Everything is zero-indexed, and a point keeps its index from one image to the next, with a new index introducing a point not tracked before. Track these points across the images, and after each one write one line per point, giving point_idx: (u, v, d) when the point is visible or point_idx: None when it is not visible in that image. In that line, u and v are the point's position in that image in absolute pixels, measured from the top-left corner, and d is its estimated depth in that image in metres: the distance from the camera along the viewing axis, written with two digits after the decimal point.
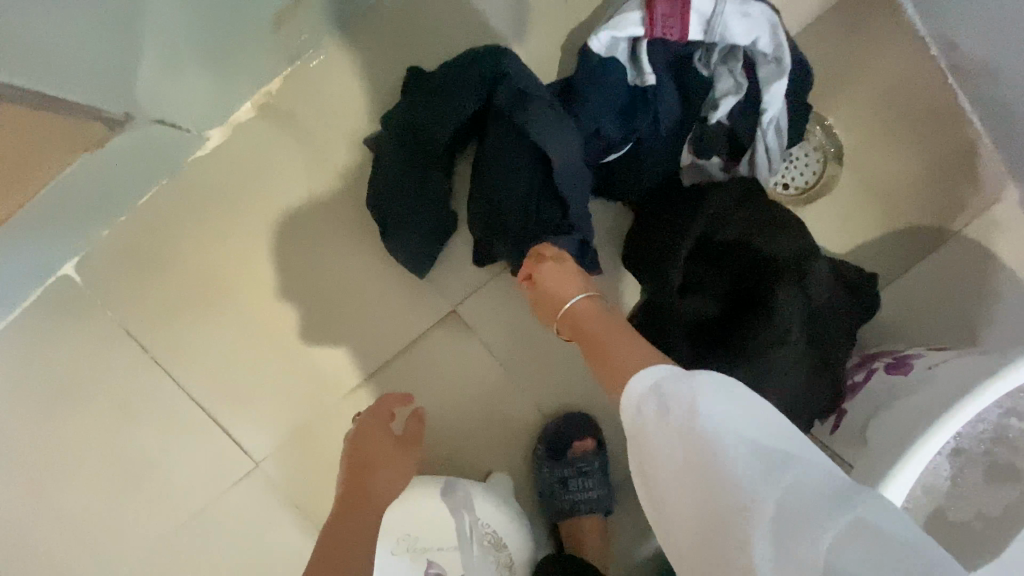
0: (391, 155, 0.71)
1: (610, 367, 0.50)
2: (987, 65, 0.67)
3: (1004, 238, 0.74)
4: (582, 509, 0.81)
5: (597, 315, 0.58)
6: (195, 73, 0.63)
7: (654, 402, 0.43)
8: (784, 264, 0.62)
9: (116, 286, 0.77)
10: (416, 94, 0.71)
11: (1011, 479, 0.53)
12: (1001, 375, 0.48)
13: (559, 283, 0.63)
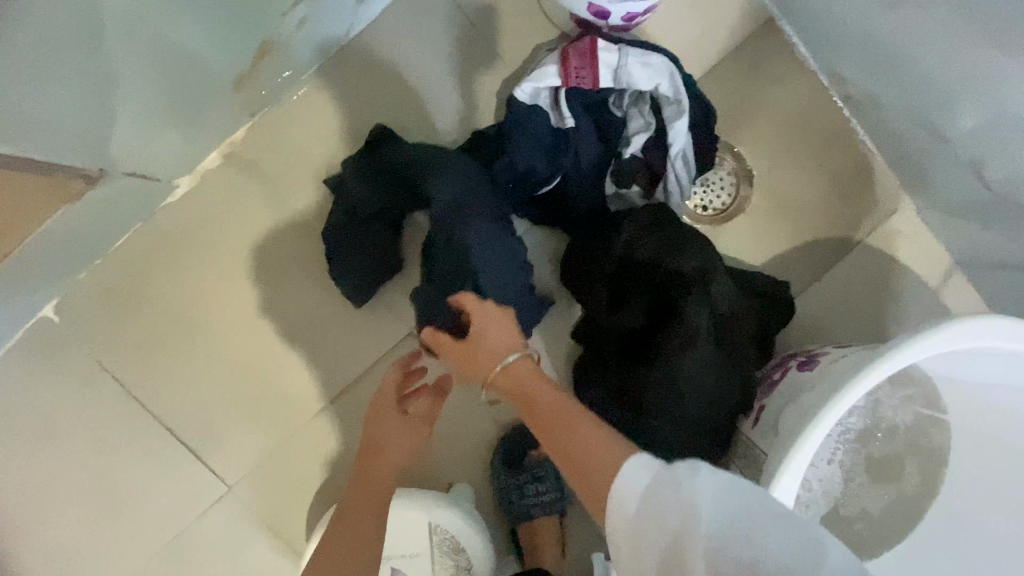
0: (340, 203, 0.78)
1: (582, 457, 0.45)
2: (871, 93, 0.83)
3: (902, 242, 0.93)
4: (537, 513, 0.87)
5: (537, 376, 0.54)
6: (164, 130, 0.71)
7: (662, 487, 0.40)
8: (689, 278, 0.71)
9: (95, 323, 0.84)
10: (360, 159, 0.78)
11: (888, 482, 0.72)
12: (877, 366, 0.57)
13: (499, 336, 0.59)
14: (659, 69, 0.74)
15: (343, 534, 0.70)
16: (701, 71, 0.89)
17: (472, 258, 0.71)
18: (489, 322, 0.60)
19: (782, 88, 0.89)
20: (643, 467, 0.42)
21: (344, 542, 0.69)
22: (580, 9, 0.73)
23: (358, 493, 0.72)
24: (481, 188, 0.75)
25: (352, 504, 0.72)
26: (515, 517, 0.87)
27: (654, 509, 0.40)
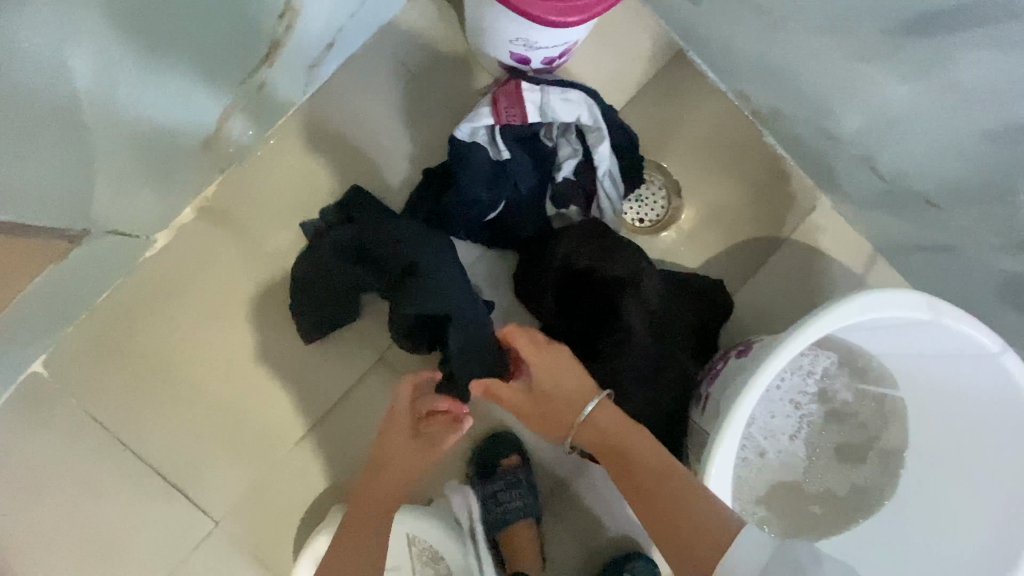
0: (311, 247, 0.88)
1: (683, 522, 0.62)
2: (774, 106, 0.94)
3: (824, 237, 1.02)
4: (512, 518, 0.92)
5: (621, 427, 0.74)
6: (141, 191, 0.79)
7: (779, 564, 0.54)
8: (622, 282, 0.81)
9: (81, 375, 0.90)
10: (331, 216, 0.90)
11: (848, 463, 0.90)
12: (778, 354, 0.67)
13: (581, 394, 0.76)
14: (578, 102, 0.84)
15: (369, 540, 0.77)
16: (623, 99, 0.99)
17: (466, 298, 0.80)
18: (567, 383, 0.77)
19: (698, 109, 1.00)
20: (755, 542, 0.57)
21: (362, 548, 0.76)
22: (504, 56, 0.84)
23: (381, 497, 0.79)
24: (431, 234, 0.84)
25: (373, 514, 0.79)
26: (494, 527, 0.92)
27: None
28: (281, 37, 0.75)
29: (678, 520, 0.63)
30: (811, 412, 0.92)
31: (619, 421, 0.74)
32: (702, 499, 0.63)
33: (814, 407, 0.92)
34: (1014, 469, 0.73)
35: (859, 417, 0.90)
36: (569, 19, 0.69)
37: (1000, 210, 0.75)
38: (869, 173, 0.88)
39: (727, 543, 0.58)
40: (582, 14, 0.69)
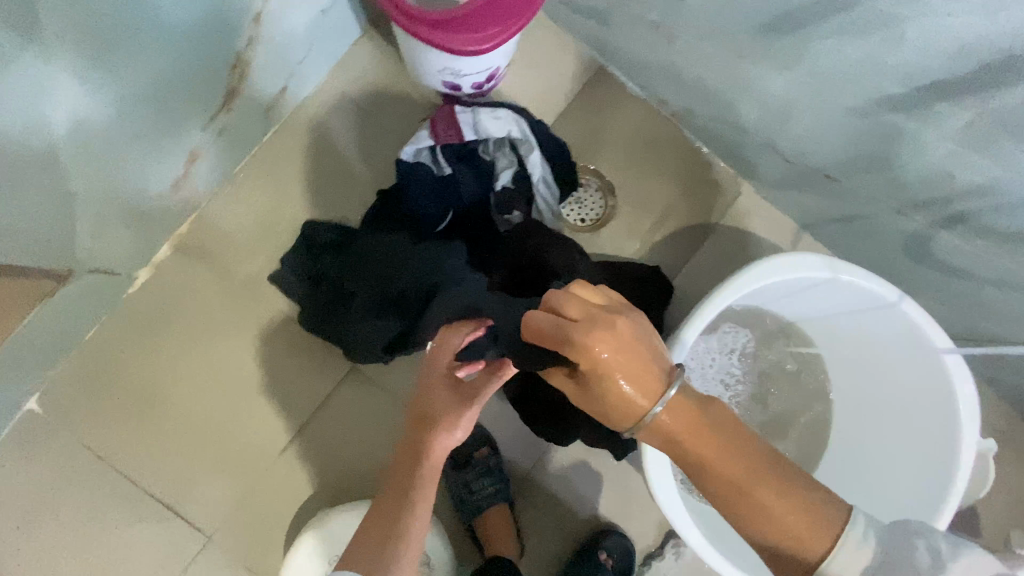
0: (293, 274, 0.99)
1: (776, 533, 0.48)
2: (687, 106, 1.04)
3: (750, 219, 1.11)
4: (486, 505, 0.99)
5: (699, 426, 0.49)
6: (119, 232, 0.88)
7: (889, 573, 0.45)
8: (556, 270, 0.90)
9: (73, 408, 0.97)
10: (300, 252, 0.99)
11: (776, 433, 1.00)
12: (687, 328, 0.76)
13: (642, 385, 0.49)
14: (508, 119, 0.95)
15: (397, 518, 0.69)
16: (553, 114, 1.10)
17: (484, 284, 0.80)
18: (627, 369, 0.49)
19: (622, 116, 1.11)
20: (862, 544, 0.47)
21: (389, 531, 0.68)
22: (437, 85, 0.94)
23: (408, 465, 0.71)
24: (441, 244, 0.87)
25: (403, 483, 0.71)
26: (472, 515, 1.00)
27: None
28: (235, 85, 0.85)
29: (768, 532, 0.49)
30: (738, 389, 1.01)
31: (691, 418, 0.50)
32: (795, 487, 0.49)
33: (742, 384, 1.01)
34: (919, 421, 0.84)
35: (784, 388, 1.01)
36: (466, 48, 0.76)
37: (882, 176, 0.85)
38: (776, 156, 0.98)
39: (825, 550, 0.48)
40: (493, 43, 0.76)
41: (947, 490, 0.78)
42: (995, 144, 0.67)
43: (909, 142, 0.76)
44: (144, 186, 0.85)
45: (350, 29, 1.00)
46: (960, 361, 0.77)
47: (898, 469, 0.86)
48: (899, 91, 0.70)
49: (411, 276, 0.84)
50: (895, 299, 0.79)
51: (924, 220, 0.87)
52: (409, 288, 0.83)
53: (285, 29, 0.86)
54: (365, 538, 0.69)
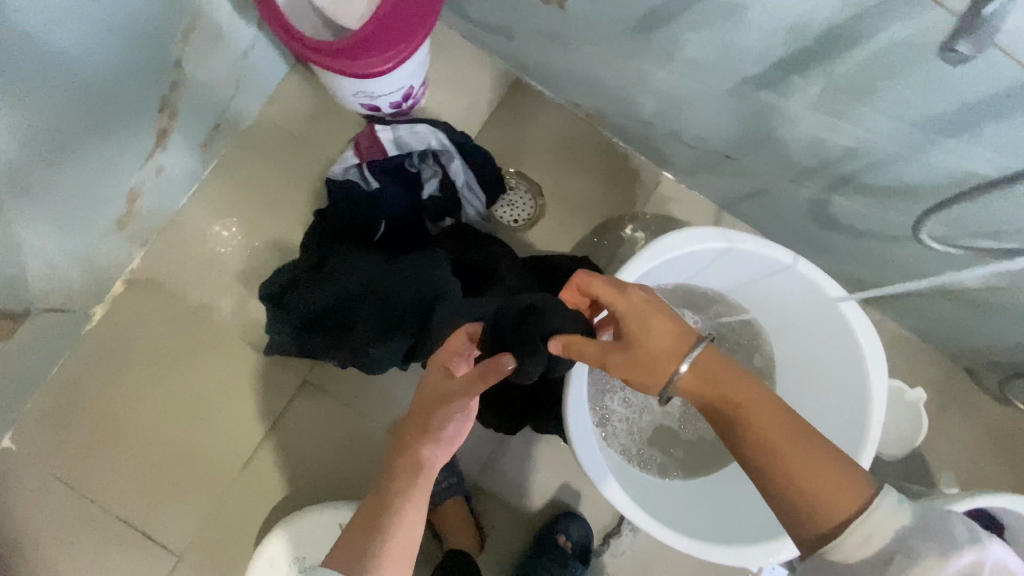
0: (267, 303, 1.03)
1: (803, 489, 0.52)
2: (597, 107, 1.12)
3: (671, 206, 1.18)
4: (441, 499, 1.04)
5: (720, 378, 0.60)
6: (72, 271, 0.94)
7: (928, 537, 0.47)
8: (482, 268, 1.00)
9: (42, 444, 1.01)
10: (270, 283, 1.03)
11: None
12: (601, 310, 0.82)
13: (671, 338, 0.64)
14: (426, 132, 1.00)
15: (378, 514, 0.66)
16: (477, 126, 1.17)
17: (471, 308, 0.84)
18: (658, 324, 0.65)
19: (543, 122, 1.18)
20: (897, 512, 0.49)
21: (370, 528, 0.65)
22: (358, 107, 1.01)
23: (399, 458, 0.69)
24: (426, 273, 0.90)
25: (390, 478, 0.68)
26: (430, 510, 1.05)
27: (924, 563, 0.46)
28: (165, 126, 0.93)
29: (793, 488, 0.52)
30: None
31: (714, 373, 0.61)
32: (818, 448, 0.53)
33: None
34: (834, 377, 0.89)
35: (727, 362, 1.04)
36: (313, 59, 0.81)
37: (770, 151, 0.92)
38: (681, 143, 1.05)
39: (850, 517, 0.50)
40: (364, 66, 0.82)
41: (863, 435, 0.83)
42: (848, 110, 0.73)
43: (782, 116, 0.82)
44: (88, 226, 0.91)
45: (277, 66, 1.09)
46: (858, 310, 0.82)
47: (827, 423, 0.89)
48: (758, 72, 0.77)
49: (411, 296, 0.89)
50: (791, 260, 0.84)
51: (816, 187, 0.93)
52: (408, 309, 0.89)
53: (208, 70, 0.94)
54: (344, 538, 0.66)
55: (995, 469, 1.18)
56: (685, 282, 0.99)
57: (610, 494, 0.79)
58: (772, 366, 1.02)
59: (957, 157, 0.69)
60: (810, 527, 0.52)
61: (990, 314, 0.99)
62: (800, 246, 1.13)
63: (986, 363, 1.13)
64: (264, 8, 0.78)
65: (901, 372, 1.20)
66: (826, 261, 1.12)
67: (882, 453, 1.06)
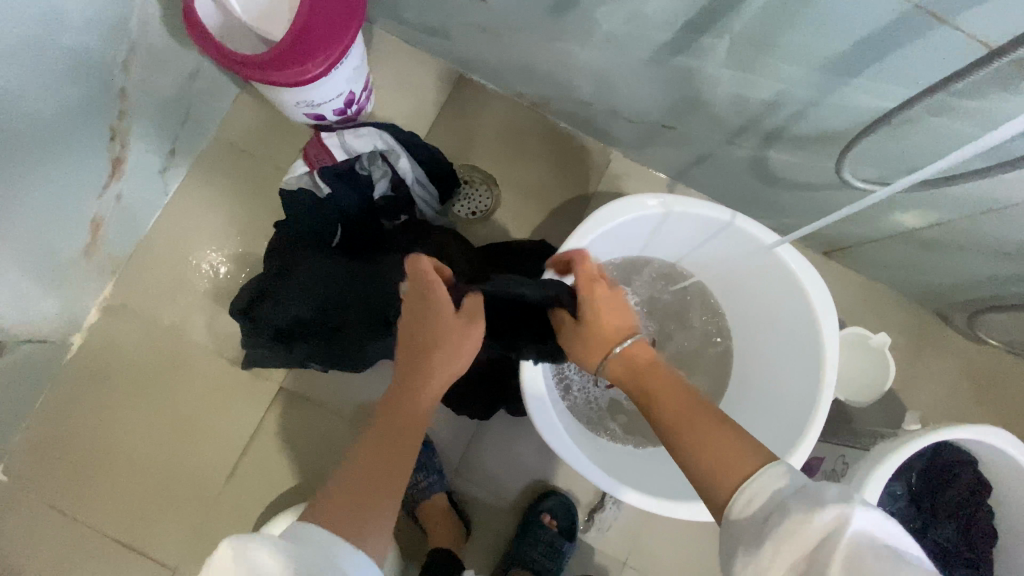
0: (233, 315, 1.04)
1: (705, 458, 0.53)
2: (538, 94, 1.15)
3: (621, 182, 1.21)
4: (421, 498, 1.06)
5: (649, 368, 0.65)
6: (45, 304, 0.97)
7: (799, 495, 0.46)
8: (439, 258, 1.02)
9: (33, 474, 1.05)
10: (238, 295, 1.04)
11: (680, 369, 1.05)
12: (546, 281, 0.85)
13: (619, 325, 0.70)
14: (370, 134, 1.07)
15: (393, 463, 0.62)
16: (426, 126, 1.21)
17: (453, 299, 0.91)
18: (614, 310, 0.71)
19: (490, 114, 1.21)
20: (781, 476, 0.49)
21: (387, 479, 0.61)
22: (303, 117, 1.05)
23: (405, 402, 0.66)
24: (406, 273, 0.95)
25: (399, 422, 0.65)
26: (413, 506, 1.07)
27: (788, 524, 0.44)
28: (118, 154, 0.97)
29: (699, 459, 0.53)
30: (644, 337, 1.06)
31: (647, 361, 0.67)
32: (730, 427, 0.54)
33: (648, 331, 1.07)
34: (787, 327, 0.91)
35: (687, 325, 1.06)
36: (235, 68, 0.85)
37: (701, 114, 0.94)
38: (620, 118, 1.08)
39: (739, 482, 0.50)
40: (287, 77, 0.86)
41: (819, 377, 0.84)
42: (758, 62, 0.75)
43: (703, 79, 0.85)
44: (56, 258, 0.95)
45: (225, 87, 1.13)
46: (797, 254, 0.84)
47: (783, 374, 0.91)
48: (671, 37, 0.79)
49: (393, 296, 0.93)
50: (729, 218, 0.86)
51: (751, 145, 0.95)
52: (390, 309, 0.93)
53: (155, 97, 0.98)
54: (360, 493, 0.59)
55: (973, 407, 1.18)
56: (637, 253, 1.01)
57: (630, 501, 0.83)
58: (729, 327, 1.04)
59: (865, 95, 0.71)
60: (711, 493, 0.52)
61: (941, 252, 1.00)
62: (752, 208, 1.15)
63: (949, 302, 1.14)
64: (195, 32, 0.82)
65: (870, 320, 1.21)
66: (779, 219, 1.14)
67: (851, 401, 1.07)
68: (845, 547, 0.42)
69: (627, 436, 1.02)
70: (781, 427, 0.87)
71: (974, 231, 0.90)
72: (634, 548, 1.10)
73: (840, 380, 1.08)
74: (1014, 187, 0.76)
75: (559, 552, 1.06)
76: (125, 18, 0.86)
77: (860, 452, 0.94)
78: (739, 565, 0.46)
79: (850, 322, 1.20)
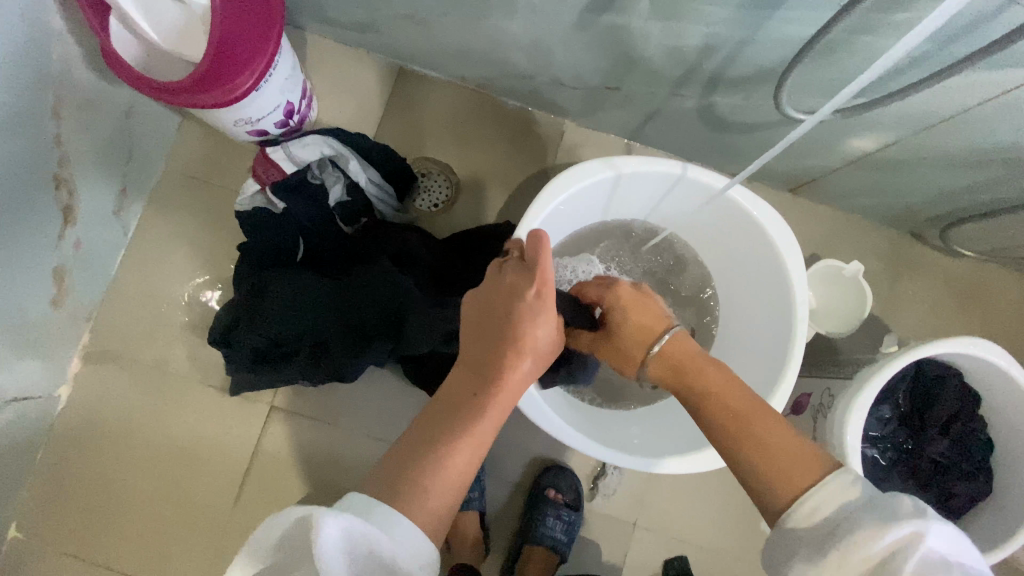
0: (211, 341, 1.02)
1: (767, 462, 0.53)
2: (480, 75, 1.14)
3: (577, 151, 1.20)
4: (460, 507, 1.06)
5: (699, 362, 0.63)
6: (28, 360, 0.97)
7: (874, 508, 0.46)
8: (407, 255, 1.03)
9: (45, 527, 1.07)
10: (213, 323, 1.03)
11: None
12: None
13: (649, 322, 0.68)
14: (316, 143, 1.04)
15: (451, 445, 0.55)
16: (374, 124, 1.20)
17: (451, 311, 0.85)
18: (639, 308, 0.70)
19: (435, 103, 1.20)
20: (847, 489, 0.49)
21: (448, 471, 0.54)
22: (245, 135, 1.03)
23: (470, 384, 0.61)
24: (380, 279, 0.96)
25: (462, 411, 0.58)
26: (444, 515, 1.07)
27: (856, 537, 0.45)
28: (68, 202, 0.96)
29: (761, 462, 0.54)
30: None
31: (690, 351, 0.64)
32: (790, 433, 0.55)
33: None
34: (756, 269, 0.90)
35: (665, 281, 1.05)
36: (166, 97, 0.83)
37: (641, 70, 0.92)
38: (565, 88, 1.06)
39: (803, 491, 0.51)
40: (219, 101, 0.86)
41: (794, 315, 0.84)
42: (682, 9, 0.74)
43: (633, 34, 0.83)
44: (30, 316, 0.95)
45: (165, 117, 1.12)
46: (751, 195, 0.84)
47: (758, 317, 0.92)
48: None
49: (376, 303, 0.94)
50: (680, 170, 0.85)
51: (695, 94, 0.94)
52: (370, 314, 0.94)
53: (93, 137, 0.97)
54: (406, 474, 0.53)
55: (957, 321, 1.19)
56: (601, 219, 1.00)
57: (663, 473, 0.82)
58: (706, 276, 1.03)
59: (794, 25, 0.70)
60: (769, 500, 0.52)
61: (902, 171, 0.99)
62: (711, 157, 1.14)
63: (921, 220, 1.13)
64: (119, 68, 0.81)
65: (846, 248, 1.20)
66: (738, 164, 1.14)
67: (835, 334, 1.06)
68: (917, 561, 0.43)
69: (613, 403, 1.02)
70: (764, 368, 0.88)
71: (929, 146, 0.89)
72: (642, 509, 1.12)
73: (821, 314, 1.08)
74: (956, 93, 0.75)
75: (570, 524, 1.08)
76: (46, 65, 0.85)
77: (845, 382, 0.95)
78: (799, 568, 0.48)
79: (823, 255, 1.20)
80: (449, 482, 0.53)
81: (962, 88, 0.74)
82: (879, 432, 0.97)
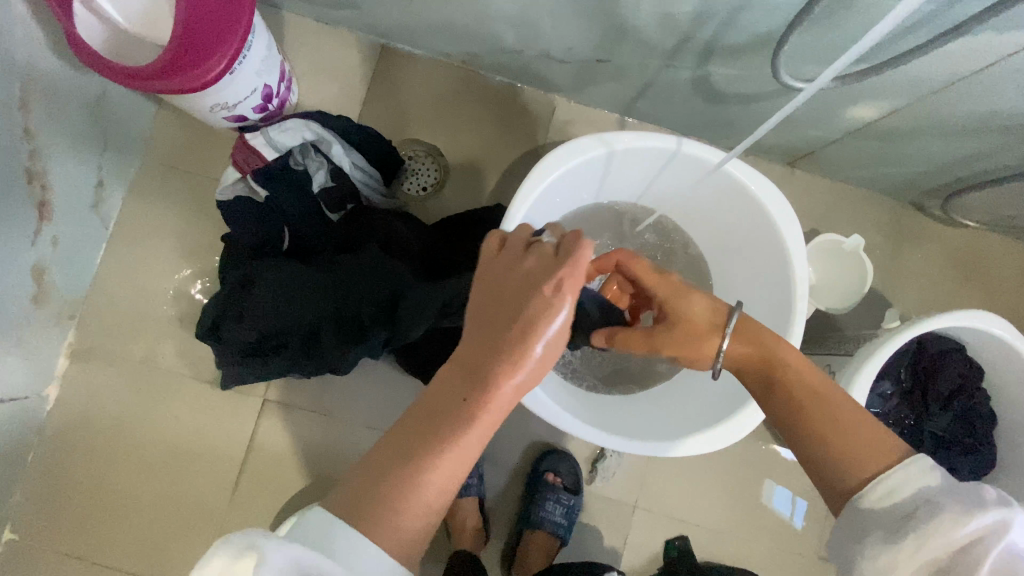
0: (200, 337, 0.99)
1: (839, 449, 0.52)
2: (466, 52, 1.09)
3: (567, 128, 1.17)
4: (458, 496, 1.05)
5: (768, 347, 0.60)
6: (13, 362, 0.95)
7: (954, 495, 0.45)
8: (396, 243, 1.00)
9: (41, 527, 1.06)
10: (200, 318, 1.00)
11: None
12: None
13: (711, 318, 0.63)
14: (296, 127, 1.00)
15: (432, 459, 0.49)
16: (357, 106, 1.15)
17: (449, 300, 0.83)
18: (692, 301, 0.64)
19: (421, 82, 1.16)
20: (925, 474, 0.48)
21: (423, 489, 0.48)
22: (223, 121, 0.99)
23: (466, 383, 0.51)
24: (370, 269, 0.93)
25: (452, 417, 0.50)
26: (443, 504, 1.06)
27: (940, 522, 0.44)
28: (43, 197, 0.92)
29: (831, 449, 0.52)
30: None
31: (759, 336, 0.61)
32: (864, 419, 0.53)
33: None
34: (755, 245, 0.88)
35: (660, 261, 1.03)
36: (134, 81, 0.78)
37: (632, 42, 0.88)
38: (555, 62, 1.02)
39: (877, 472, 0.50)
40: (192, 85, 0.82)
41: (794, 290, 0.81)
42: None
43: (623, 3, 0.79)
44: (12, 316, 0.92)
45: (139, 105, 1.08)
46: (750, 170, 0.81)
47: (757, 294, 0.89)
48: None
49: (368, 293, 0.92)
50: (675, 144, 0.82)
51: (690, 65, 0.90)
52: (362, 306, 0.91)
53: (65, 129, 0.93)
54: (383, 490, 0.48)
55: (959, 292, 1.17)
56: (594, 198, 0.97)
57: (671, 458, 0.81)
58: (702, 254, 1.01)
59: None
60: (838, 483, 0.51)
61: (904, 141, 0.96)
62: (707, 130, 1.10)
63: (923, 190, 1.10)
64: (81, 50, 0.75)
65: (846, 220, 1.17)
66: (734, 137, 1.10)
67: (837, 309, 1.04)
68: (999, 549, 0.43)
69: (612, 386, 1.00)
70: None
71: (932, 114, 0.86)
72: (642, 490, 1.12)
73: (821, 289, 1.06)
74: (965, 58, 0.72)
75: (570, 508, 1.07)
76: (11, 53, 0.80)
77: (846, 358, 0.93)
78: (868, 553, 0.47)
79: (823, 228, 1.17)
80: (422, 500, 0.48)
81: (971, 52, 0.70)
82: (880, 409, 0.96)
